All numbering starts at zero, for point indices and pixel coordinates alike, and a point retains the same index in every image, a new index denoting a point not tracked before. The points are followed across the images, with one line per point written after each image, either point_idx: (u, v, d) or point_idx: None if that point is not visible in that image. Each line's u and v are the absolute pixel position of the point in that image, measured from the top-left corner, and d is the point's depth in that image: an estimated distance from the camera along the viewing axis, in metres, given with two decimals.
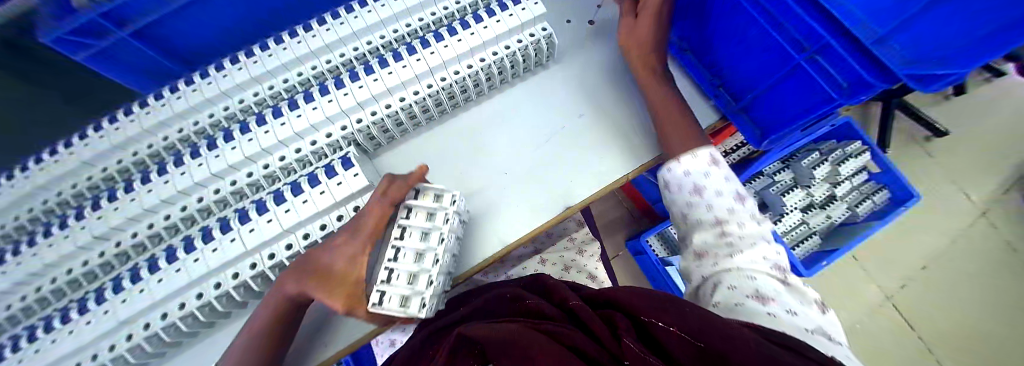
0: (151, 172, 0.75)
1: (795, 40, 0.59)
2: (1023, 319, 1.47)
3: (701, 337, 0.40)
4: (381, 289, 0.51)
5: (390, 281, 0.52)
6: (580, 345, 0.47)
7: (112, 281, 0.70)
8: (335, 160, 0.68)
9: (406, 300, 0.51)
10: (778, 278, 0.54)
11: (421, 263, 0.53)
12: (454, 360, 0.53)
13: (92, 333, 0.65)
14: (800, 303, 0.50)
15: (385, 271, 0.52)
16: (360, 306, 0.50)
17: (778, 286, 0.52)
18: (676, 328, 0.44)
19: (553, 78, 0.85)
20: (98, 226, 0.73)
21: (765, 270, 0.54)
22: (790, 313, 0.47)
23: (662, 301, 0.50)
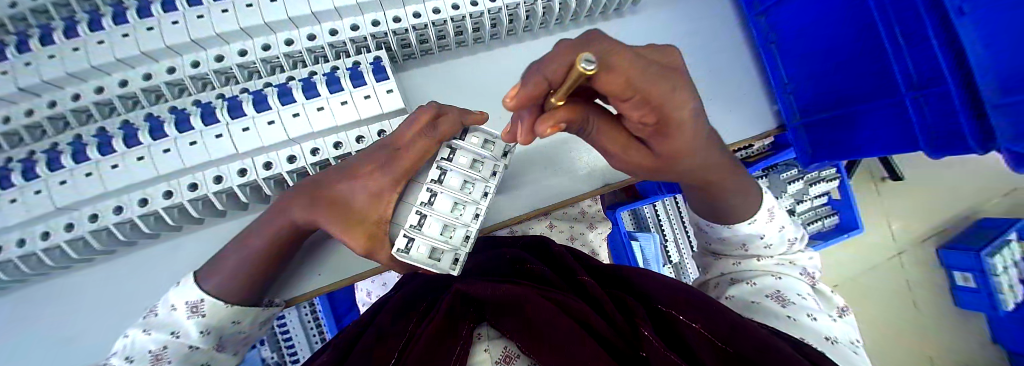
0: (103, 17, 0.56)
1: (908, 78, 0.56)
2: (894, 343, 1.77)
3: (736, 344, 0.34)
4: (408, 235, 0.45)
5: (421, 228, 0.46)
6: (593, 320, 0.40)
7: (46, 152, 0.56)
8: (363, 64, 0.57)
9: (437, 253, 0.45)
10: (805, 284, 0.51)
11: (459, 216, 0.48)
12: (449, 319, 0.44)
13: (35, 210, 0.54)
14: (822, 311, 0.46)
15: (416, 215, 0.46)
16: (381, 252, 0.44)
17: (802, 291, 0.48)
18: (700, 326, 0.38)
19: (621, 32, 0.74)
20: (21, 75, 0.55)
21: (793, 275, 0.52)
22: (812, 318, 0.43)
23: (685, 292, 0.44)
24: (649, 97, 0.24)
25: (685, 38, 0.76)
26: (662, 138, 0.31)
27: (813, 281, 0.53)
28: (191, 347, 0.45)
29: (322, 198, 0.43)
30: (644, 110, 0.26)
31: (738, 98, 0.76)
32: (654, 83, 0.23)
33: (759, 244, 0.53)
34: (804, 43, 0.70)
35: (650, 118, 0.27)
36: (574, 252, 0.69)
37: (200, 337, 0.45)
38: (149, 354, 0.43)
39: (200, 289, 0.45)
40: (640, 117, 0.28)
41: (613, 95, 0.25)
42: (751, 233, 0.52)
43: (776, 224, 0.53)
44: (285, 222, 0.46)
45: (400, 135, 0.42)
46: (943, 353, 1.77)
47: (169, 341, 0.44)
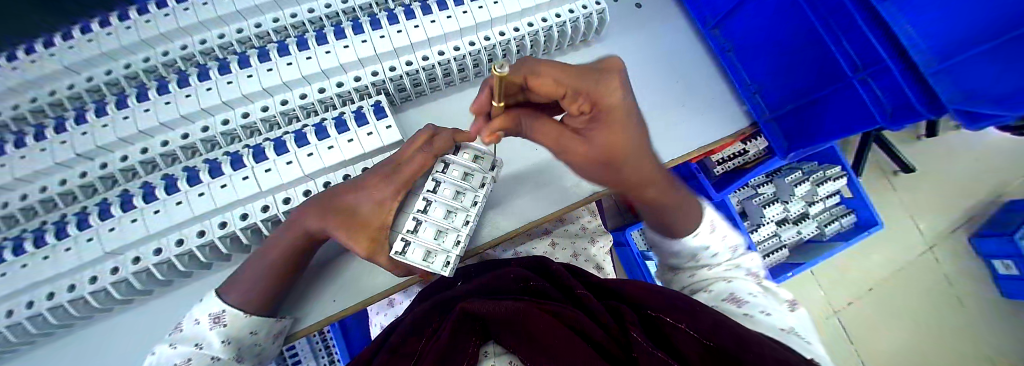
0: (151, 90, 0.67)
1: (851, 60, 0.62)
2: (948, 344, 1.63)
3: (718, 337, 0.36)
4: (406, 238, 0.50)
5: (417, 232, 0.50)
6: (589, 329, 0.42)
7: (95, 207, 0.64)
8: (366, 107, 0.66)
9: (430, 255, 0.50)
10: (755, 282, 0.53)
11: (452, 221, 0.52)
12: (455, 338, 0.44)
13: (84, 257, 0.60)
14: (774, 306, 0.48)
15: (412, 221, 0.50)
16: (381, 254, 0.49)
17: (753, 289, 0.51)
18: (686, 326, 0.40)
19: (594, 58, 0.83)
20: (82, 142, 0.65)
21: (742, 276, 0.54)
22: (765, 314, 0.45)
23: (675, 296, 0.46)
24: (580, 89, 0.36)
25: (650, 55, 0.84)
26: (593, 125, 0.41)
27: (761, 279, 0.55)
28: (212, 358, 0.47)
29: (331, 207, 0.47)
30: (579, 99, 0.38)
31: (707, 101, 0.82)
32: (576, 81, 0.36)
33: (707, 255, 0.58)
34: (758, 46, 0.78)
35: (585, 106, 0.39)
36: (573, 268, 0.69)
37: (222, 347, 0.48)
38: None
39: (222, 301, 0.49)
40: (578, 106, 0.39)
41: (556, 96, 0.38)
42: (697, 245, 0.57)
43: (717, 234, 0.58)
44: (297, 238, 0.50)
45: (404, 151, 0.49)
46: (1000, 350, 1.62)
47: (193, 353, 0.46)
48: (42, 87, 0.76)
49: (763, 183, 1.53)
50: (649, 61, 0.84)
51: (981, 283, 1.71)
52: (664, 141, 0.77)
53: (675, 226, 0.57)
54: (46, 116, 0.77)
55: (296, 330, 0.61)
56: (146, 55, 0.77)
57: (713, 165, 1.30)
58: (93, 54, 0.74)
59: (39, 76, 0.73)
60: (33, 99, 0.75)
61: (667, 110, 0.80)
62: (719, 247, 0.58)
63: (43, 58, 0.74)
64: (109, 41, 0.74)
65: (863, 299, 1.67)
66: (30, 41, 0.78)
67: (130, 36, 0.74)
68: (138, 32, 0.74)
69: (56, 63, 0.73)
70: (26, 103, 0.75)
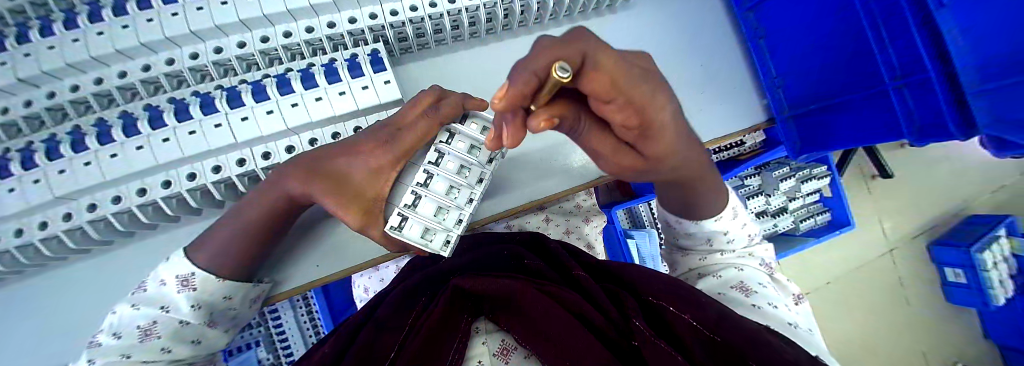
0: (103, 8, 0.57)
1: (890, 64, 0.58)
2: (890, 339, 1.78)
3: (725, 332, 0.34)
4: (402, 213, 0.45)
5: (415, 207, 0.46)
6: (587, 312, 0.39)
7: (43, 142, 0.56)
8: (361, 55, 0.59)
9: (429, 233, 0.47)
10: (764, 272, 0.53)
11: (454, 199, 0.48)
12: (444, 313, 0.41)
13: (31, 199, 0.54)
14: (780, 298, 0.48)
15: (411, 195, 0.46)
16: (374, 227, 0.45)
17: (763, 279, 0.50)
18: (689, 316, 0.38)
19: (616, 27, 0.75)
20: (20, 65, 0.55)
21: (751, 264, 0.54)
22: (774, 307, 0.45)
23: (675, 284, 0.43)
24: (631, 99, 0.24)
25: (676, 32, 0.77)
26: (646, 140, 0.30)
27: (771, 270, 0.55)
28: (181, 322, 0.43)
29: (320, 171, 0.42)
30: (627, 112, 0.26)
31: (727, 90, 0.78)
32: (630, 88, 0.23)
33: (723, 241, 0.55)
34: (793, 35, 0.72)
35: (633, 120, 0.27)
36: (570, 248, 0.66)
37: (191, 312, 0.44)
38: (137, 330, 0.41)
39: (192, 264, 0.44)
40: (623, 118, 0.27)
41: (597, 98, 0.24)
42: (715, 230, 0.53)
43: (738, 222, 0.55)
44: (280, 199, 0.45)
45: (405, 113, 0.43)
46: (933, 347, 1.79)
47: (158, 316, 0.42)
48: None
49: (751, 174, 1.51)
50: (673, 39, 0.77)
51: (932, 288, 1.85)
52: None
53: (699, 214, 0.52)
54: None
55: (275, 293, 0.59)
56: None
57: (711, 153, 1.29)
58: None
59: None
60: None
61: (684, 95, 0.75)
62: (738, 233, 0.55)
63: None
64: None
65: (825, 295, 1.79)
66: None
67: None
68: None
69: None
70: None
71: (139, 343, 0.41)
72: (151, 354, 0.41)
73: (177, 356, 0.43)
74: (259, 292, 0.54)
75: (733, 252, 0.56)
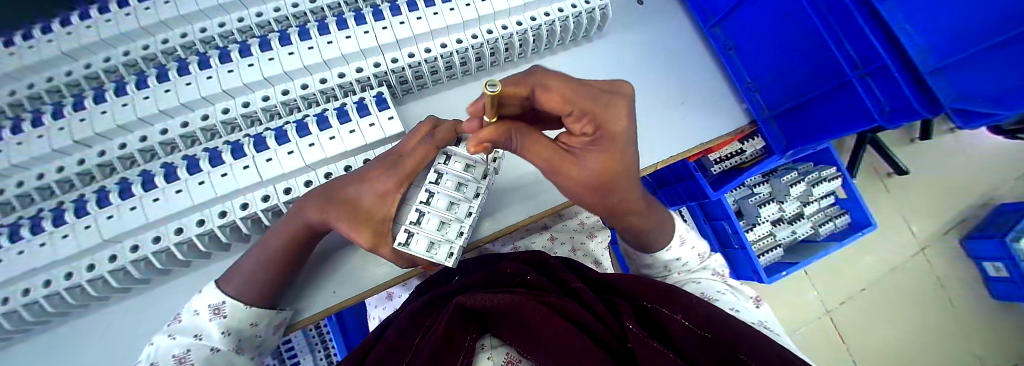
0: (150, 76, 0.66)
1: (852, 60, 0.62)
2: (938, 344, 1.65)
3: (713, 329, 0.37)
4: (409, 230, 0.49)
5: (420, 223, 0.50)
6: (586, 320, 0.41)
7: (94, 194, 0.63)
8: (368, 98, 0.66)
9: (434, 246, 0.50)
10: (720, 281, 0.57)
11: (454, 213, 0.52)
12: (450, 329, 0.44)
13: (81, 244, 0.60)
14: (740, 302, 0.51)
15: (415, 213, 0.50)
16: (384, 246, 0.49)
17: (719, 287, 0.55)
18: (682, 317, 0.40)
19: (596, 54, 0.83)
20: (80, 130, 0.64)
21: (707, 276, 0.59)
22: (736, 310, 0.48)
23: (666, 289, 0.46)
24: (582, 108, 0.36)
25: (653, 53, 0.85)
26: (593, 148, 0.40)
27: (724, 278, 0.60)
28: (212, 349, 0.46)
29: (333, 200, 0.47)
30: (582, 119, 0.37)
31: (708, 99, 0.83)
32: (583, 102, 0.36)
33: (678, 265, 0.60)
34: (761, 46, 0.78)
35: (588, 128, 0.38)
36: (570, 263, 0.66)
37: (221, 338, 0.47)
38: (172, 358, 0.44)
39: (222, 293, 0.49)
40: (580, 126, 0.38)
41: (560, 111, 0.37)
42: (669, 258, 0.59)
43: (688, 246, 0.60)
44: (298, 227, 0.49)
45: (405, 143, 0.49)
46: (988, 350, 1.65)
47: (192, 344, 0.45)
48: (40, 74, 0.75)
49: (758, 182, 1.53)
50: (652, 59, 0.84)
51: (971, 284, 1.74)
52: (662, 137, 0.77)
53: (650, 245, 0.57)
54: (42, 102, 0.75)
55: (297, 320, 0.61)
56: (146, 42, 0.76)
57: (712, 164, 1.31)
58: (94, 40, 0.73)
59: (37, 61, 0.72)
60: (29, 85, 0.74)
61: (666, 107, 0.80)
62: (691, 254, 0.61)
63: (40, 44, 0.73)
64: (107, 28, 0.73)
65: (857, 300, 1.70)
66: (27, 27, 0.77)
67: (129, 23, 0.73)
68: (138, 19, 0.74)
69: (54, 49, 0.72)
70: (22, 89, 0.73)
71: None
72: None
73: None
74: (282, 319, 0.57)
75: (690, 270, 0.61)
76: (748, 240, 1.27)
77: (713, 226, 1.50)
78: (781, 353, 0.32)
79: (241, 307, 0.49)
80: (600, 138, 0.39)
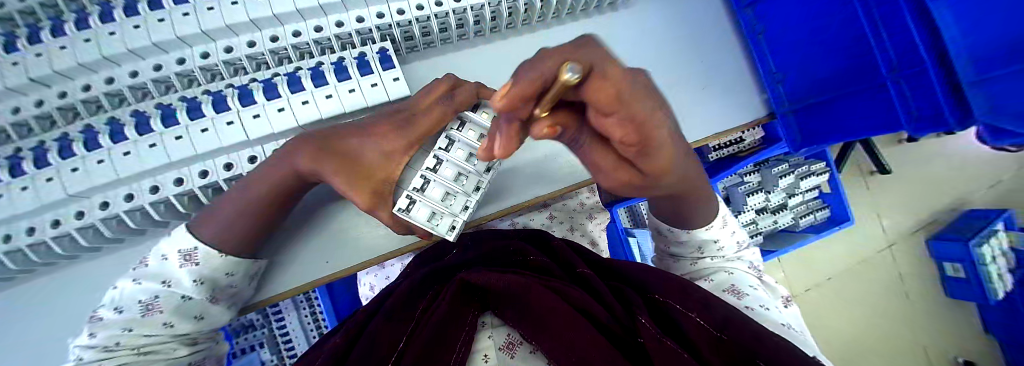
0: (115, 8, 0.57)
1: (888, 58, 0.59)
2: (889, 334, 1.79)
3: (731, 331, 0.35)
4: (411, 196, 0.46)
5: (423, 191, 0.46)
6: (595, 310, 0.40)
7: (55, 142, 0.57)
8: (369, 54, 0.60)
9: (435, 217, 0.47)
10: (753, 275, 0.56)
11: (461, 185, 0.48)
12: (451, 311, 0.42)
13: (44, 198, 0.54)
14: (771, 301, 0.49)
15: (420, 179, 0.46)
16: (382, 209, 0.45)
17: (753, 282, 0.52)
18: (697, 316, 0.39)
19: (618, 26, 0.76)
20: (33, 66, 0.56)
21: (741, 268, 0.56)
22: (766, 308, 0.46)
23: (679, 281, 0.44)
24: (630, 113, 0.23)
25: (681, 31, 0.78)
26: (643, 160, 0.29)
27: (758, 271, 0.57)
28: (184, 298, 0.42)
29: (333, 148, 0.42)
30: (622, 130, 0.25)
31: (731, 87, 0.79)
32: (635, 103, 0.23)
33: (713, 248, 0.57)
34: (792, 32, 0.74)
35: (632, 138, 0.25)
36: (574, 245, 0.64)
37: (194, 288, 0.43)
38: (138, 304, 0.40)
39: (194, 237, 0.43)
40: (620, 136, 0.25)
41: (597, 108, 0.23)
42: (707, 238, 0.56)
43: (728, 230, 0.58)
44: (286, 173, 0.44)
45: (418, 101, 0.45)
46: (934, 341, 1.80)
47: (161, 291, 0.41)
48: None
49: (750, 171, 1.53)
50: (679, 39, 0.78)
51: (931, 282, 1.86)
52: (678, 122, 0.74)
53: (690, 221, 0.54)
54: None
55: (283, 288, 0.59)
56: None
57: (710, 151, 1.31)
58: None
59: None
60: None
61: (687, 92, 0.76)
62: (728, 240, 0.58)
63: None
64: None
65: (825, 291, 1.80)
66: None
67: None
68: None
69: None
70: None
71: (141, 317, 0.40)
72: (153, 328, 0.40)
73: (179, 332, 0.42)
74: (257, 269, 0.53)
75: (724, 257, 0.58)
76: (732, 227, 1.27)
77: None
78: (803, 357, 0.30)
79: (215, 272, 0.45)
80: (631, 109, 0.23)
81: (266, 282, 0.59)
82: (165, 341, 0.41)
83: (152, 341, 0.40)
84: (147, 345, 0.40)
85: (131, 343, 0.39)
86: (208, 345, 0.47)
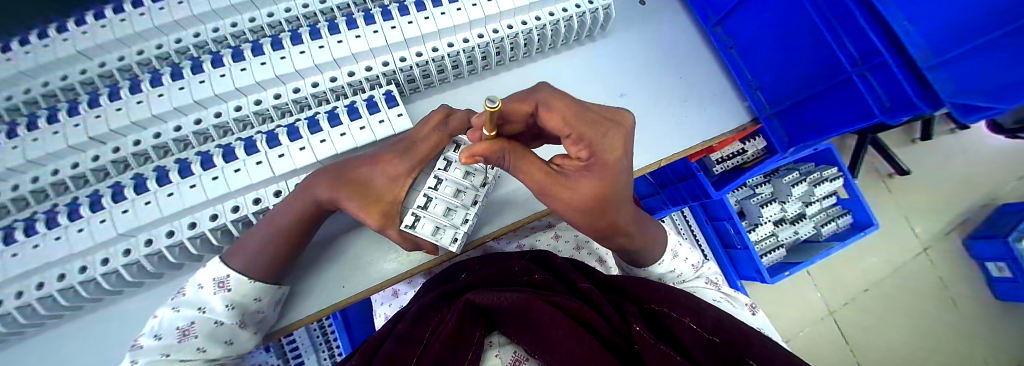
0: (164, 75, 0.67)
1: (851, 56, 0.64)
2: (940, 344, 1.65)
3: (723, 334, 0.37)
4: (416, 213, 0.50)
5: (427, 207, 0.50)
6: (594, 321, 0.41)
7: (108, 189, 0.64)
8: (377, 95, 0.68)
9: (439, 231, 0.51)
10: (715, 289, 0.59)
11: (461, 199, 0.52)
12: (460, 331, 0.43)
13: (97, 239, 0.61)
14: (733, 309, 0.53)
15: (423, 198, 0.51)
16: (392, 227, 0.49)
17: (715, 296, 0.56)
18: (690, 320, 0.40)
19: (600, 54, 0.84)
20: (96, 126, 0.65)
21: (702, 285, 0.60)
22: None
23: (676, 293, 0.46)
24: (584, 135, 0.35)
25: (660, 51, 0.86)
26: (586, 173, 0.39)
27: (720, 285, 0.61)
28: (216, 323, 0.46)
29: (346, 177, 0.47)
30: (579, 144, 0.36)
31: (713, 97, 0.84)
32: (582, 126, 0.35)
33: (673, 276, 0.61)
34: (759, 44, 0.80)
35: (583, 152, 0.37)
36: (577, 263, 0.65)
37: (226, 312, 0.46)
38: (176, 330, 0.43)
39: (227, 267, 0.47)
40: (577, 151, 0.37)
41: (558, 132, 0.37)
42: (663, 271, 0.60)
43: (682, 257, 0.61)
44: (309, 203, 0.49)
45: (418, 131, 0.50)
46: (991, 350, 1.64)
47: (196, 317, 0.45)
48: (55, 72, 0.76)
49: (761, 182, 1.54)
50: (659, 58, 0.85)
51: (974, 284, 1.74)
52: (665, 133, 0.78)
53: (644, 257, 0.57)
54: (57, 101, 0.77)
55: (303, 315, 0.62)
56: (159, 41, 0.78)
57: (713, 164, 1.32)
58: (107, 39, 0.74)
59: (55, 60, 0.74)
60: (44, 84, 0.76)
61: (672, 105, 0.81)
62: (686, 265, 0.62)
63: (57, 43, 0.74)
64: (122, 27, 0.74)
65: (860, 299, 1.70)
66: (41, 27, 0.78)
67: (142, 22, 0.75)
68: (152, 18, 0.75)
69: (70, 48, 0.74)
70: (38, 88, 0.75)
71: (178, 343, 0.43)
72: (188, 353, 0.43)
73: (211, 356, 0.44)
74: (282, 295, 0.56)
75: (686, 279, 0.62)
76: (750, 239, 1.27)
77: (715, 227, 1.49)
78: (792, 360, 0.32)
79: (245, 297, 0.49)
80: (577, 130, 0.35)
81: (290, 306, 0.62)
82: None
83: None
84: None
85: None
86: None
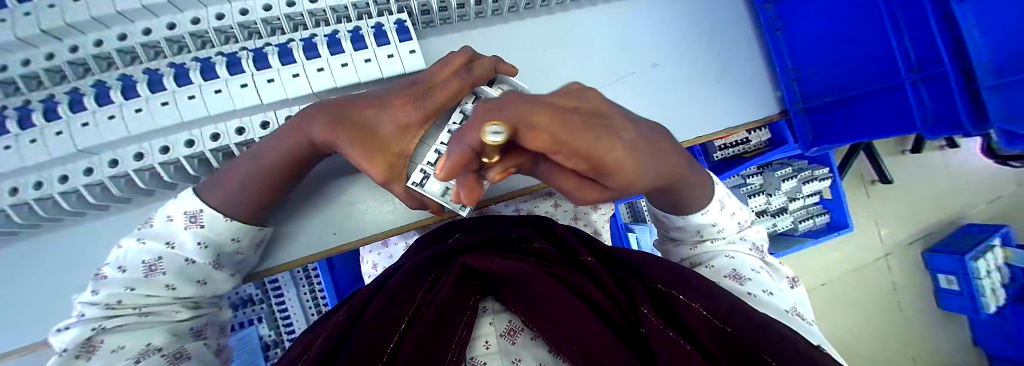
0: None
1: (908, 59, 0.60)
2: (878, 341, 1.81)
3: (734, 322, 0.36)
4: (425, 171, 0.46)
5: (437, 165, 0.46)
6: (597, 299, 0.39)
7: (67, 96, 0.57)
8: (387, 23, 0.60)
9: (448, 192, 0.47)
10: (756, 258, 0.56)
11: None
12: (455, 294, 0.40)
13: (57, 151, 0.55)
14: (773, 283, 0.51)
15: (434, 154, 0.46)
16: (398, 181, 0.45)
17: (755, 266, 0.53)
18: (699, 307, 0.39)
19: (636, 13, 0.75)
20: (47, 18, 0.55)
21: (743, 251, 0.56)
22: (768, 294, 0.48)
23: (685, 275, 0.45)
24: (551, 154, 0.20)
25: (703, 19, 0.77)
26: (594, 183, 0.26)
27: (762, 253, 0.58)
28: (187, 261, 0.42)
29: (346, 120, 0.41)
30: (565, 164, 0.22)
31: (748, 80, 0.78)
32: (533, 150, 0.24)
33: (713, 232, 0.56)
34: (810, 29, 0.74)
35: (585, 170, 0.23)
36: (577, 233, 0.63)
37: (197, 250, 0.42)
38: (142, 264, 0.40)
39: (204, 202, 0.42)
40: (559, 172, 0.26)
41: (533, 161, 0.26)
42: (704, 222, 0.54)
43: (726, 212, 0.55)
44: (304, 142, 0.43)
45: (436, 74, 0.45)
46: (920, 350, 1.82)
47: (164, 252, 0.41)
48: None
49: (753, 173, 1.52)
50: (700, 28, 0.77)
51: (923, 293, 1.87)
52: (688, 112, 0.74)
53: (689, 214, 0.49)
54: None
55: (287, 260, 0.60)
56: None
57: (714, 149, 1.30)
58: None
59: None
60: None
61: (703, 86, 0.75)
62: (729, 223, 0.57)
63: None
64: None
65: (819, 295, 1.81)
66: None
67: None
68: None
69: None
70: None
71: (144, 277, 0.40)
72: (155, 289, 0.40)
73: (182, 295, 0.42)
74: (263, 236, 0.53)
75: (727, 240, 0.58)
76: None
77: None
78: (808, 353, 0.31)
79: (222, 236, 0.45)
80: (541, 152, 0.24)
81: (274, 248, 0.60)
82: (166, 302, 0.41)
83: (154, 302, 0.40)
84: (148, 306, 0.40)
85: (133, 303, 0.39)
86: (211, 311, 0.48)
